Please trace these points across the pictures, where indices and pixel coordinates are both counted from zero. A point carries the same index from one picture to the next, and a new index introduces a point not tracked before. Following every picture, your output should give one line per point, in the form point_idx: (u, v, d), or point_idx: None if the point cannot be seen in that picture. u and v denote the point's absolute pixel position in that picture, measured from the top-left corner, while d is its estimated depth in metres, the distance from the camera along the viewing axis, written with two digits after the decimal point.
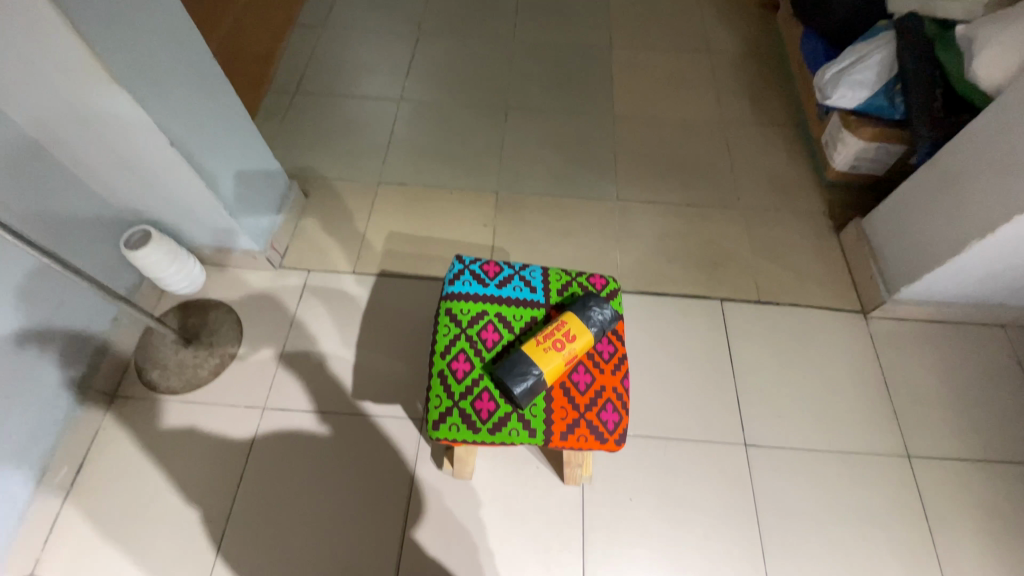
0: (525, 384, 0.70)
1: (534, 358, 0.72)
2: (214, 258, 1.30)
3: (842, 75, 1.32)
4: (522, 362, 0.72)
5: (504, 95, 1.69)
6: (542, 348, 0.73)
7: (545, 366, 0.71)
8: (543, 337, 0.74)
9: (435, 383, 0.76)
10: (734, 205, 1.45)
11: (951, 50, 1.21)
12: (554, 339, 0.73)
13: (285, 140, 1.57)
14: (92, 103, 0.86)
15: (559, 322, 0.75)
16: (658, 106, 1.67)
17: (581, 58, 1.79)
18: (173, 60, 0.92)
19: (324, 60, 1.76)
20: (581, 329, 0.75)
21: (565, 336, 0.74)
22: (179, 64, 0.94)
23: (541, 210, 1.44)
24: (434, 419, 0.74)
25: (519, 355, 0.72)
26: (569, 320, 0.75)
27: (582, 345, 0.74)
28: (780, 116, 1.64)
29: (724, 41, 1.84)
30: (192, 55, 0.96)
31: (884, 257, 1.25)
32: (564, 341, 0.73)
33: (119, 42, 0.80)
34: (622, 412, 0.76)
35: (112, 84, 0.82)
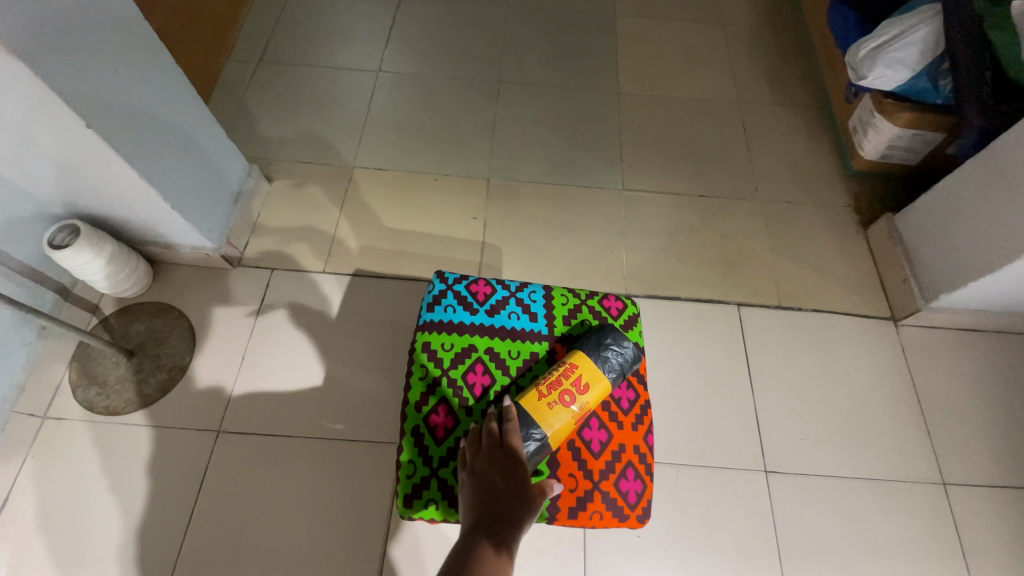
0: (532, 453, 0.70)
1: (538, 416, 0.72)
2: (162, 254, 1.14)
3: (880, 53, 1.13)
4: (525, 423, 0.71)
5: (496, 66, 1.50)
6: (550, 402, 0.73)
7: (554, 423, 0.72)
8: (547, 390, 0.74)
9: (411, 438, 0.76)
10: (751, 196, 1.31)
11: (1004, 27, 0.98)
12: (564, 390, 0.74)
13: (248, 117, 1.39)
14: None
15: (567, 368, 0.75)
16: (668, 83, 1.50)
17: (582, 26, 1.61)
18: (82, 17, 0.74)
19: (292, 25, 1.56)
20: (595, 377, 0.75)
21: (576, 385, 0.74)
22: (91, 23, 0.75)
23: (537, 200, 1.29)
24: (408, 493, 0.74)
25: (522, 411, 0.72)
26: (580, 365, 0.75)
27: (593, 395, 0.74)
28: (801, 97, 1.48)
29: (740, 10, 1.66)
30: (104, 7, 0.77)
31: (919, 259, 1.13)
32: (575, 391, 0.74)
33: None
34: (644, 478, 0.76)
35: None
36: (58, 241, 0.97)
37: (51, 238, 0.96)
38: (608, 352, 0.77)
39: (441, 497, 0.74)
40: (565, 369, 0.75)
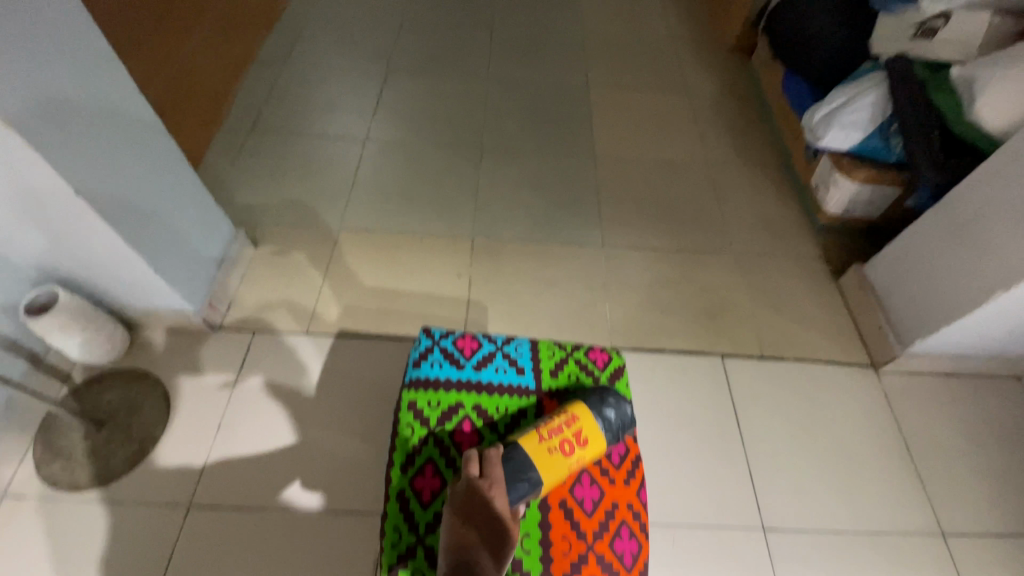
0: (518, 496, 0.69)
1: (535, 459, 0.71)
2: (142, 319, 1.12)
3: (833, 117, 1.24)
4: (525, 467, 0.70)
5: (478, 133, 1.59)
6: (549, 448, 0.72)
7: (549, 469, 0.71)
8: (546, 435, 0.73)
9: (396, 504, 0.73)
10: (726, 250, 1.36)
11: (946, 91, 1.14)
12: (564, 438, 0.74)
13: (236, 183, 1.42)
14: None
15: (569, 417, 0.75)
16: (641, 147, 1.60)
17: (558, 97, 1.72)
18: (84, 94, 0.77)
19: (283, 98, 1.64)
20: (593, 431, 0.75)
21: (575, 437, 0.74)
22: (93, 98, 0.79)
23: (521, 257, 1.32)
24: (392, 564, 0.70)
25: (524, 452, 0.71)
26: (582, 419, 0.75)
27: (588, 451, 0.74)
28: (764, 158, 1.58)
29: (702, 82, 1.81)
30: (106, 80, 0.81)
31: (891, 306, 1.16)
32: (575, 443, 0.73)
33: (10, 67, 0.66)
34: (640, 537, 0.73)
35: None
36: (43, 303, 0.98)
37: (39, 298, 0.97)
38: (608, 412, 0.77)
39: (427, 568, 0.69)
40: (568, 418, 0.75)
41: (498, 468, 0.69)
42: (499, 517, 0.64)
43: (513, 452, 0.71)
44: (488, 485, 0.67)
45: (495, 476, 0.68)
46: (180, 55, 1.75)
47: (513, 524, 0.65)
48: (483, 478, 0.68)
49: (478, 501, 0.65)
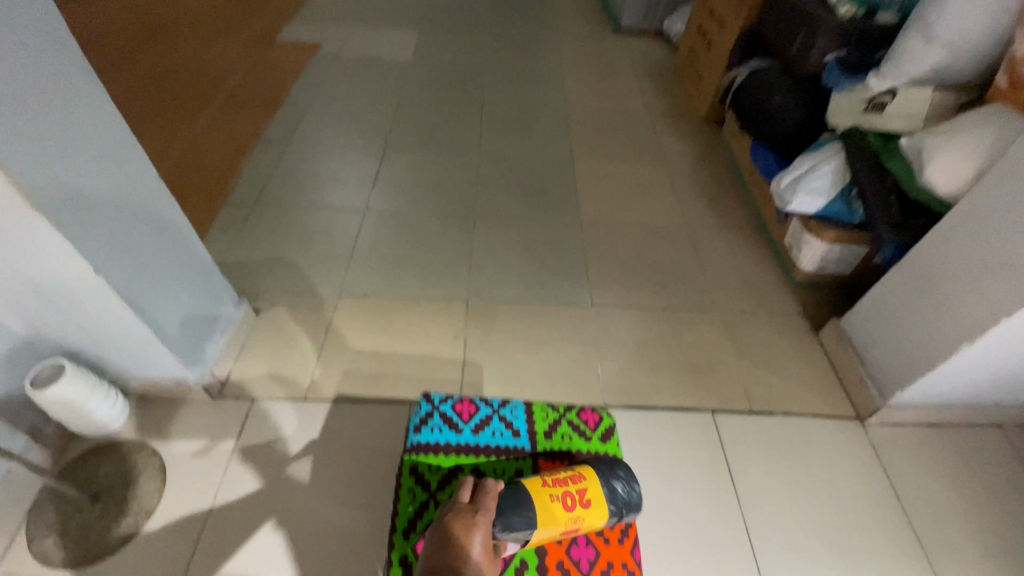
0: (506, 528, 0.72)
1: (535, 500, 0.74)
2: (144, 389, 1.14)
3: (799, 183, 1.34)
4: (522, 503, 0.73)
5: (471, 202, 1.69)
6: (550, 494, 0.75)
7: (547, 516, 0.73)
8: (550, 481, 0.77)
9: (398, 569, 0.74)
10: (710, 307, 1.42)
11: (897, 158, 1.25)
12: (567, 491, 0.76)
13: (239, 253, 1.49)
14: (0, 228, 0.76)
15: (578, 474, 0.78)
16: (624, 212, 1.70)
17: (545, 168, 1.84)
18: (109, 181, 0.85)
19: (287, 172, 1.74)
20: (598, 495, 0.77)
21: (579, 495, 0.76)
22: (116, 185, 0.86)
23: (514, 318, 1.37)
24: None
25: (524, 489, 0.75)
26: (589, 480, 0.77)
27: (588, 514, 0.76)
28: (740, 220, 1.69)
29: (678, 151, 1.95)
30: (130, 168, 0.89)
31: (869, 359, 1.21)
32: (577, 500, 0.75)
33: (47, 162, 0.74)
34: None
35: (17, 198, 0.72)
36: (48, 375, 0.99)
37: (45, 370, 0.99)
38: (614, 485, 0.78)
39: None
40: (577, 474, 0.78)
41: (491, 501, 0.72)
42: (471, 546, 0.67)
43: (512, 489, 0.75)
44: (476, 511, 0.70)
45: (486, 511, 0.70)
46: (190, 135, 1.86)
47: (483, 557, 0.66)
48: (475, 503, 0.72)
49: (460, 521, 0.68)
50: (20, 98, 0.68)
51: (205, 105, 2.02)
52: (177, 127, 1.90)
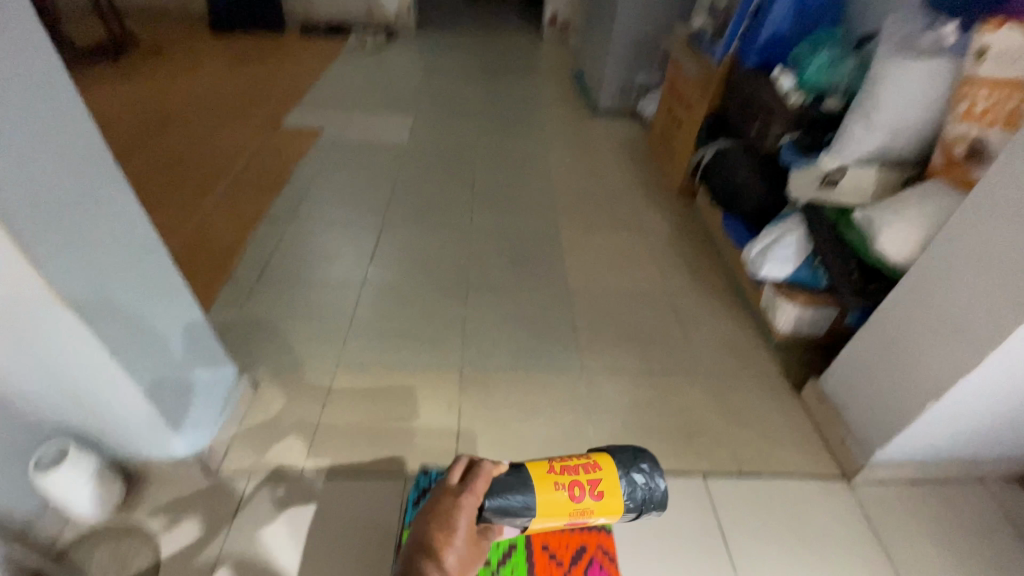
0: (501, 510, 0.81)
1: (544, 484, 0.84)
2: (142, 468, 1.16)
3: (766, 252, 1.47)
4: (520, 488, 0.83)
5: (464, 274, 1.78)
6: (560, 482, 0.85)
7: (557, 500, 0.84)
8: (564, 469, 0.87)
9: None
10: (695, 371, 1.48)
11: (853, 229, 1.35)
12: (579, 481, 0.86)
13: (241, 329, 1.54)
14: (28, 320, 0.83)
15: (593, 465, 0.88)
16: (609, 280, 1.79)
17: (533, 240, 1.96)
18: (122, 270, 0.92)
19: (289, 250, 1.84)
20: (613, 486, 0.86)
21: (591, 486, 0.86)
22: (129, 273, 0.94)
23: (507, 386, 1.41)
24: None
25: (528, 476, 0.85)
26: (604, 472, 0.87)
27: (599, 502, 0.85)
28: (718, 286, 1.79)
29: (657, 222, 2.09)
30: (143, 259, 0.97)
31: (848, 418, 1.27)
32: (589, 490, 0.85)
33: (74, 257, 0.82)
34: None
35: (44, 285, 0.78)
36: (54, 457, 1.03)
37: (52, 453, 1.03)
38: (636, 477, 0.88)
39: None
40: (591, 465, 0.88)
41: (479, 485, 0.79)
42: (452, 523, 0.74)
43: (513, 473, 0.85)
44: (460, 493, 0.78)
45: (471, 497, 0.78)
46: (196, 217, 1.97)
47: (463, 533, 0.74)
48: (463, 486, 0.80)
49: (444, 502, 0.77)
50: (56, 207, 0.78)
51: (212, 188, 2.14)
52: (184, 210, 2.01)
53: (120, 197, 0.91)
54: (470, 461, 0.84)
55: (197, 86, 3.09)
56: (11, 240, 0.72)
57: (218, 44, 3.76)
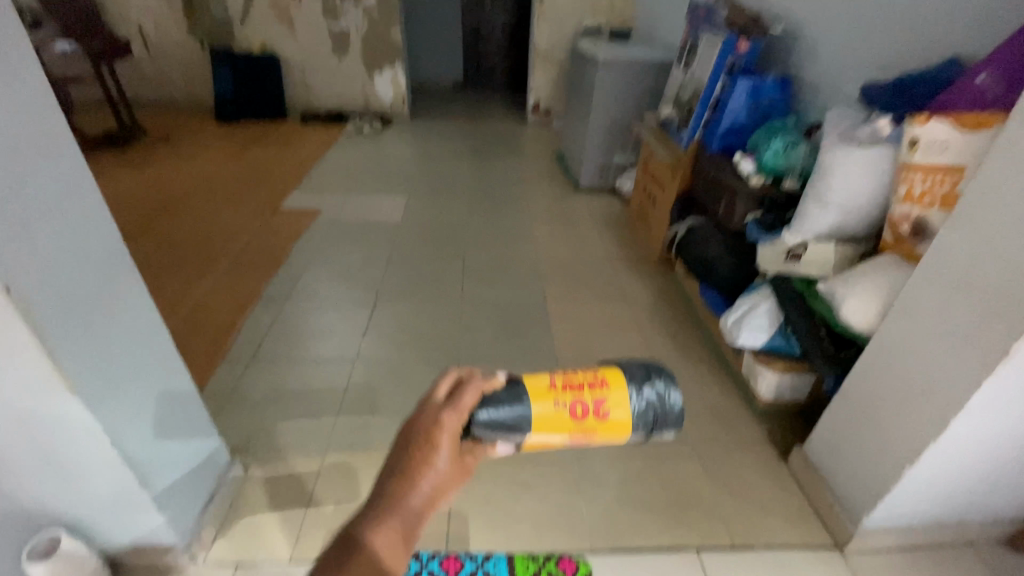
0: (491, 425, 0.69)
1: (539, 399, 0.70)
2: (128, 559, 1.14)
3: (740, 322, 1.55)
4: (515, 400, 0.69)
5: (455, 348, 1.83)
6: (559, 399, 0.70)
7: (556, 416, 0.70)
8: (564, 384, 0.72)
9: None
10: (683, 440, 1.51)
11: (819, 299, 1.44)
12: (580, 398, 0.71)
13: (234, 409, 1.56)
14: (43, 411, 0.88)
15: (600, 381, 0.72)
16: (596, 350, 1.85)
17: (522, 312, 2.03)
18: (123, 358, 0.97)
19: (284, 328, 1.89)
20: (621, 401, 0.71)
21: (595, 405, 0.70)
22: (130, 361, 0.99)
23: (498, 461, 1.43)
24: None
25: (522, 388, 0.71)
26: (611, 388, 0.71)
27: (604, 424, 0.71)
28: (701, 354, 1.85)
29: (640, 292, 2.18)
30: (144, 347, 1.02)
31: (834, 484, 1.29)
32: (591, 410, 0.70)
33: (85, 349, 0.87)
34: None
35: (60, 377, 0.84)
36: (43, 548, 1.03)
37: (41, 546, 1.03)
38: (650, 395, 0.72)
39: None
40: (597, 380, 0.72)
41: (467, 404, 0.68)
42: (433, 439, 0.65)
43: (508, 386, 0.71)
44: (441, 405, 0.67)
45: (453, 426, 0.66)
46: (194, 297, 2.04)
47: (445, 448, 0.64)
48: (447, 396, 0.69)
49: (424, 417, 0.67)
50: (73, 302, 0.85)
51: (211, 269, 2.22)
52: (182, 291, 2.07)
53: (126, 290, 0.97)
54: (460, 371, 0.72)
55: (200, 172, 3.26)
56: (28, 328, 0.78)
57: (224, 132, 4.01)
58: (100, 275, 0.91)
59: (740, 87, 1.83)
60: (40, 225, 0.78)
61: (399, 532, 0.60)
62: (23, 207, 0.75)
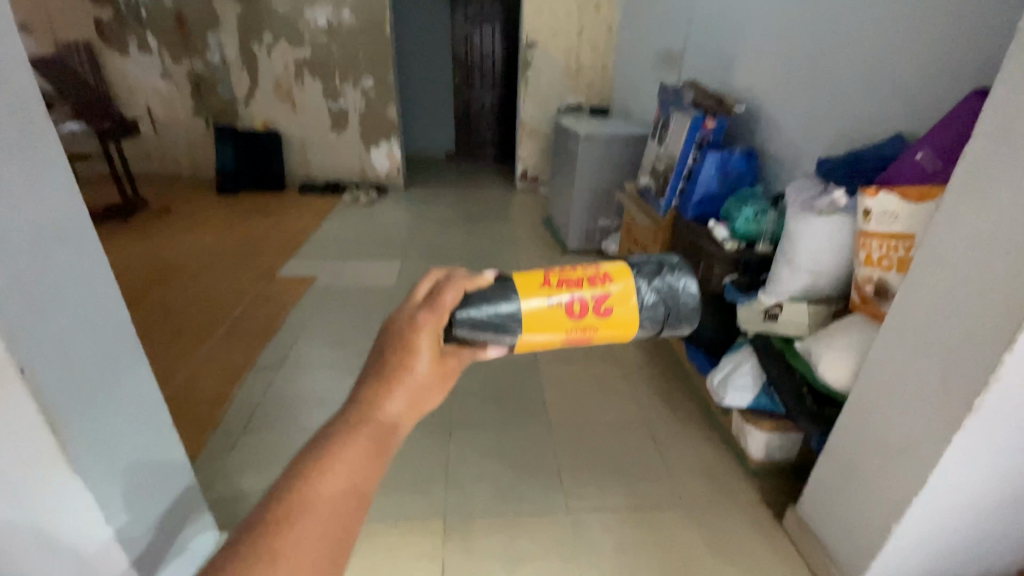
0: (475, 328, 0.75)
1: (536, 295, 0.76)
2: None
3: (726, 381, 1.60)
4: (504, 296, 0.76)
5: (448, 413, 1.84)
6: (555, 295, 0.76)
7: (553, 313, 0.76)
8: (565, 279, 0.77)
9: None
10: (677, 503, 1.51)
11: (799, 357, 1.50)
12: (580, 295, 0.77)
13: (224, 483, 1.54)
14: (33, 515, 0.85)
15: (603, 277, 0.78)
16: (588, 411, 1.87)
17: (514, 374, 2.06)
18: (119, 437, 0.99)
19: (277, 396, 1.90)
20: (624, 298, 0.77)
21: (595, 303, 0.77)
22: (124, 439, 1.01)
23: (491, 532, 1.41)
24: None
25: (515, 284, 0.76)
26: (612, 286, 0.77)
27: (604, 322, 0.78)
28: (692, 413, 1.88)
29: (629, 351, 2.23)
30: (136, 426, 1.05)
31: (828, 546, 1.29)
32: (590, 309, 0.77)
33: (83, 429, 0.90)
34: None
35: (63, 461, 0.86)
36: None
37: None
38: (660, 286, 0.79)
39: None
40: (599, 277, 0.77)
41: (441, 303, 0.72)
42: (412, 343, 0.68)
43: (498, 282, 0.77)
44: (415, 313, 0.72)
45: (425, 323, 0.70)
46: (188, 367, 2.05)
47: (426, 351, 0.68)
48: (419, 305, 0.73)
49: (399, 325, 0.71)
50: (75, 384, 0.89)
51: (205, 338, 2.25)
52: (176, 361, 2.09)
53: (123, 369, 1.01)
54: (436, 275, 0.78)
55: (198, 241, 3.36)
56: (39, 410, 0.82)
57: (224, 203, 4.17)
58: (98, 355, 0.95)
59: (709, 159, 1.97)
60: (48, 313, 0.84)
61: (373, 428, 0.62)
62: (31, 300, 0.80)
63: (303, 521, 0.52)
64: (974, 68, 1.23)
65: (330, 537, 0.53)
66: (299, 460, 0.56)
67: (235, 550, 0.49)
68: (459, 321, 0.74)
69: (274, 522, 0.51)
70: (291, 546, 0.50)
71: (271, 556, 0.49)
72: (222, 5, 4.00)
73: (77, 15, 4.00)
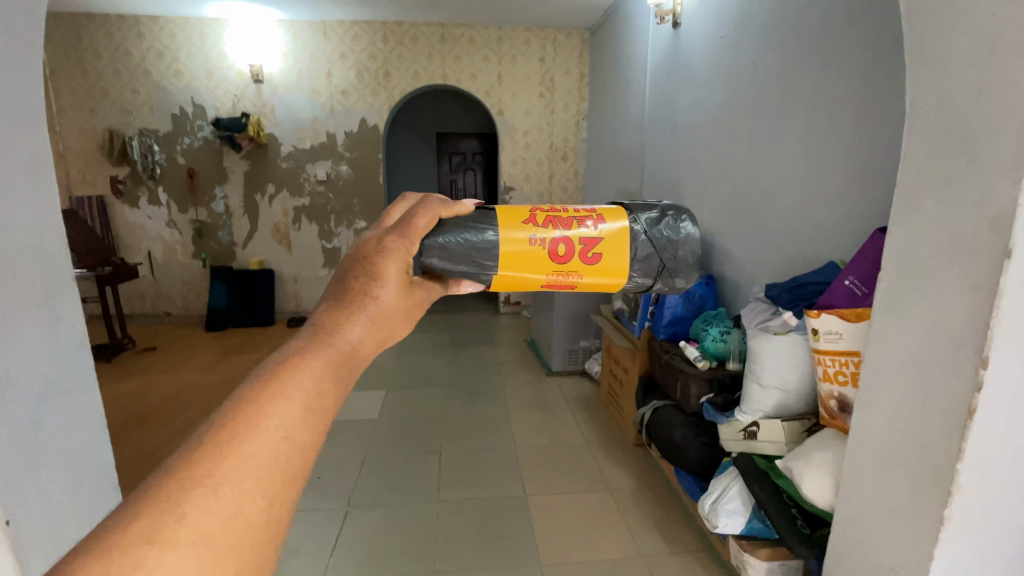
0: (445, 254, 0.86)
1: (530, 228, 0.91)
2: None
3: (717, 507, 1.58)
4: (480, 227, 0.90)
5: (432, 557, 1.74)
6: (546, 229, 0.91)
7: (541, 252, 0.91)
8: (559, 218, 0.93)
9: None
10: None
11: (784, 475, 1.49)
12: (569, 234, 0.92)
13: None
14: None
15: (594, 218, 0.94)
16: (580, 548, 1.78)
17: (502, 509, 1.99)
18: None
19: None
20: (609, 247, 0.93)
21: (584, 245, 0.92)
22: None
23: None
24: None
25: (496, 217, 0.92)
26: (602, 226, 0.94)
27: (591, 260, 0.92)
28: (690, 544, 1.80)
29: (620, 477, 2.19)
30: None
31: None
32: (577, 249, 0.92)
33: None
34: None
35: None
36: None
37: None
38: (656, 237, 0.98)
39: None
40: (590, 218, 0.94)
41: (415, 228, 0.66)
42: (379, 269, 0.57)
43: (479, 214, 0.92)
44: (384, 237, 0.61)
45: (393, 245, 0.61)
46: None
47: (395, 278, 0.57)
48: (391, 230, 0.64)
49: (365, 248, 0.59)
50: (45, 524, 0.92)
51: None
52: None
53: (81, 511, 1.02)
54: (406, 210, 0.73)
55: (181, 380, 3.34)
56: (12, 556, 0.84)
57: (214, 340, 4.24)
58: (64, 501, 0.97)
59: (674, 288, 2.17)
60: (27, 461, 0.89)
61: (322, 347, 0.49)
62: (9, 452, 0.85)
63: (247, 446, 0.41)
64: (875, 210, 1.44)
65: (261, 475, 0.41)
66: (246, 381, 0.45)
67: (157, 485, 0.39)
68: (431, 244, 0.85)
69: (203, 459, 0.40)
70: (236, 475, 0.40)
71: (209, 488, 0.39)
72: (231, 164, 4.49)
73: (96, 175, 4.42)
